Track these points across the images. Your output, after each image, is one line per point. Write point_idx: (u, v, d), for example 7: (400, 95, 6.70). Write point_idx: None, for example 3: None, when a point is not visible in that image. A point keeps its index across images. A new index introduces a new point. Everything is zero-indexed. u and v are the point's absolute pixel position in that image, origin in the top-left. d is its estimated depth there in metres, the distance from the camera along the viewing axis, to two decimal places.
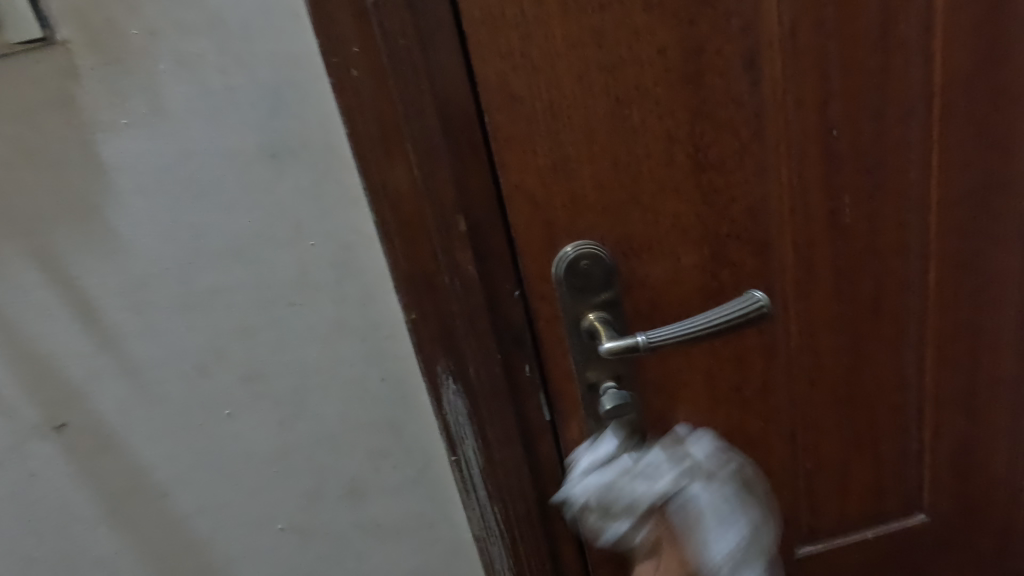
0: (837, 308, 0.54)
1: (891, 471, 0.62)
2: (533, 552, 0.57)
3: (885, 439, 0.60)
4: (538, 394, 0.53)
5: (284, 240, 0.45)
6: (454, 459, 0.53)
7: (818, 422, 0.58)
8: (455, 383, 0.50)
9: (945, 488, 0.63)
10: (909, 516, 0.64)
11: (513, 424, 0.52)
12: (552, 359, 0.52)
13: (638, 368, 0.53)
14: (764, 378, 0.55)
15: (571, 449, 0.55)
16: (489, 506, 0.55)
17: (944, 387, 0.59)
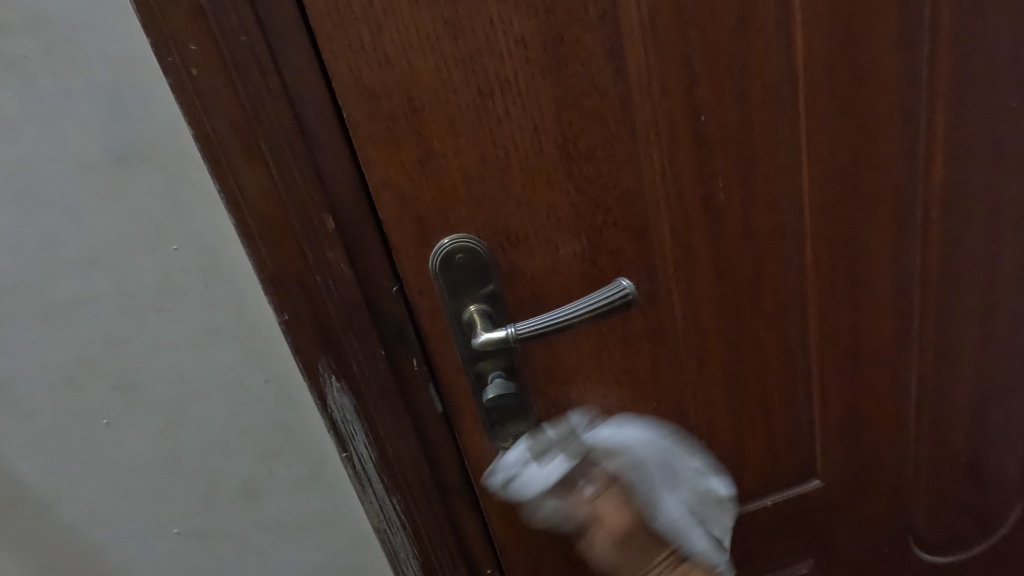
0: (719, 290, 0.56)
1: (784, 441, 0.65)
2: (437, 539, 0.58)
3: (776, 411, 0.63)
4: (428, 387, 0.53)
5: (144, 246, 0.45)
6: (346, 455, 0.53)
7: (710, 400, 0.60)
8: (339, 381, 0.50)
9: (837, 453, 0.67)
10: (804, 482, 0.68)
11: (404, 417, 0.53)
12: (439, 353, 0.52)
13: (526, 359, 0.54)
14: (653, 361, 0.57)
15: (468, 440, 0.56)
16: (387, 498, 0.55)
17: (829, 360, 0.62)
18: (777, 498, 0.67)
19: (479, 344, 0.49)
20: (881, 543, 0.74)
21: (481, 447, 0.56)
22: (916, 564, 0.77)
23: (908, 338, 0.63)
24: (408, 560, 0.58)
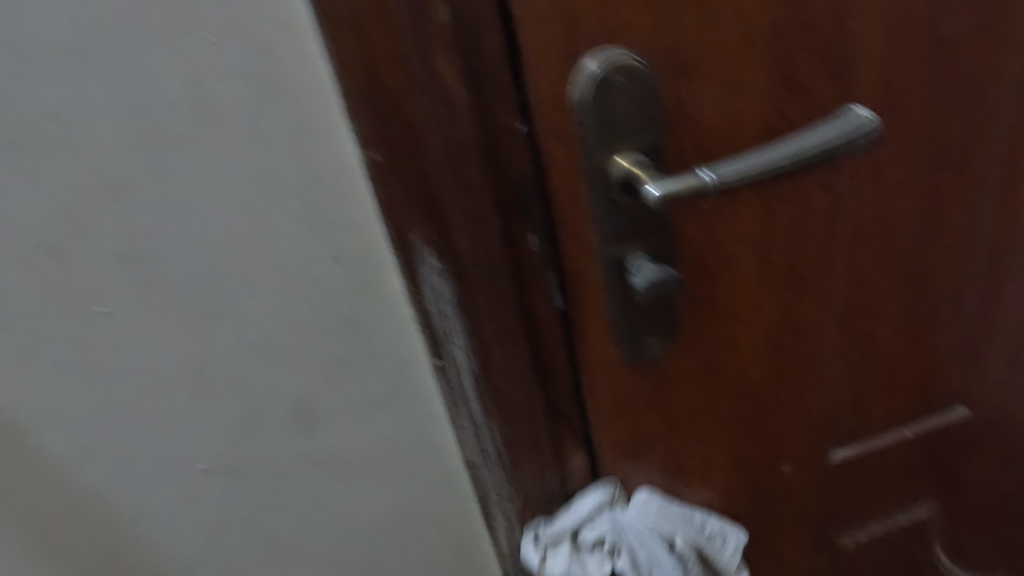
0: (914, 159, 0.44)
1: (941, 361, 0.54)
2: (538, 476, 0.46)
3: (939, 323, 0.52)
4: (547, 275, 0.40)
5: (161, 31, 0.29)
6: (438, 364, 0.40)
7: (875, 306, 0.48)
8: (439, 260, 0.36)
9: (989, 376, 0.57)
10: (949, 411, 0.57)
11: (515, 315, 0.40)
12: (568, 229, 0.39)
13: (676, 241, 0.41)
14: (824, 251, 0.45)
15: (591, 350, 0.43)
16: (486, 424, 0.42)
17: (1003, 259, 0.51)
18: (918, 431, 0.57)
19: (658, 202, 0.35)
20: (1007, 485, 0.66)
21: (604, 361, 0.43)
22: None
23: None
24: (500, 501, 0.46)
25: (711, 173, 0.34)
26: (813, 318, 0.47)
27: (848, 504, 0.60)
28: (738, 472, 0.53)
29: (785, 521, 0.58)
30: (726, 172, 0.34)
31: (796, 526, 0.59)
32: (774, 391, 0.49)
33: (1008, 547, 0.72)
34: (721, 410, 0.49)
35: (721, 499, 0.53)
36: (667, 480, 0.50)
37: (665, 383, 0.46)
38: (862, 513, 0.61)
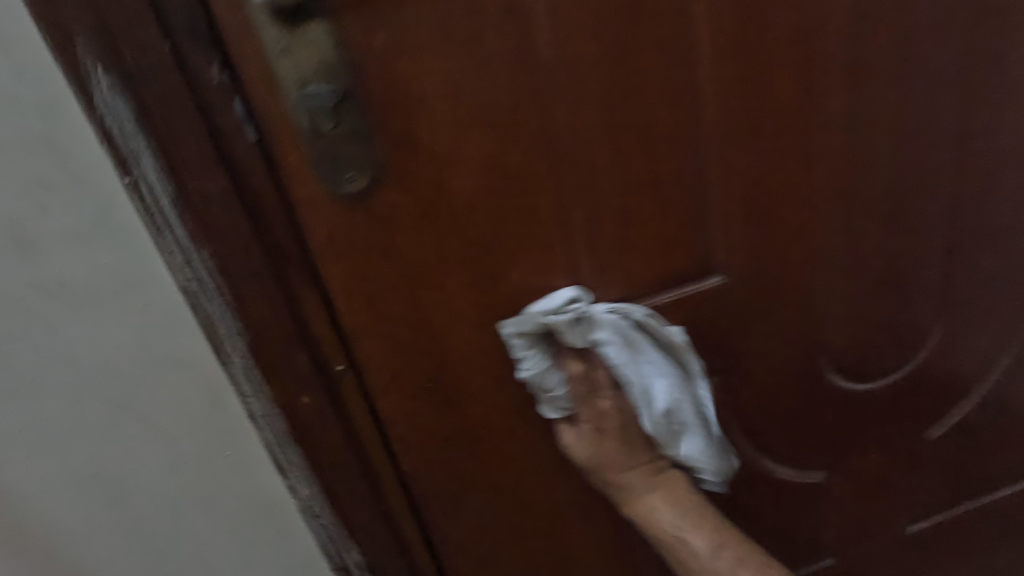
0: (592, 7, 0.47)
1: (681, 224, 0.57)
2: (266, 310, 0.50)
3: (667, 183, 0.55)
4: (232, 104, 0.44)
5: None
6: (131, 186, 0.43)
7: (589, 159, 0.52)
8: (109, 76, 0.40)
9: (740, 247, 0.60)
10: (704, 279, 0.61)
11: (205, 141, 0.44)
12: (243, 57, 0.43)
13: (356, 75, 0.44)
14: (517, 97, 0.48)
15: (294, 184, 0.47)
16: (195, 250, 0.46)
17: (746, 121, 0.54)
18: (674, 298, 0.60)
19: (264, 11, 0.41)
20: (791, 364, 0.69)
21: (310, 197, 0.48)
22: (829, 389, 0.72)
23: (814, 99, 0.55)
24: (230, 334, 0.50)
25: None
26: (522, 166, 0.51)
27: None
28: (485, 325, 0.56)
29: None
30: None
31: None
32: (501, 241, 0.53)
33: (813, 435, 0.74)
34: (451, 259, 0.53)
35: (473, 350, 0.57)
36: (409, 327, 0.54)
37: (382, 224, 0.50)
38: None
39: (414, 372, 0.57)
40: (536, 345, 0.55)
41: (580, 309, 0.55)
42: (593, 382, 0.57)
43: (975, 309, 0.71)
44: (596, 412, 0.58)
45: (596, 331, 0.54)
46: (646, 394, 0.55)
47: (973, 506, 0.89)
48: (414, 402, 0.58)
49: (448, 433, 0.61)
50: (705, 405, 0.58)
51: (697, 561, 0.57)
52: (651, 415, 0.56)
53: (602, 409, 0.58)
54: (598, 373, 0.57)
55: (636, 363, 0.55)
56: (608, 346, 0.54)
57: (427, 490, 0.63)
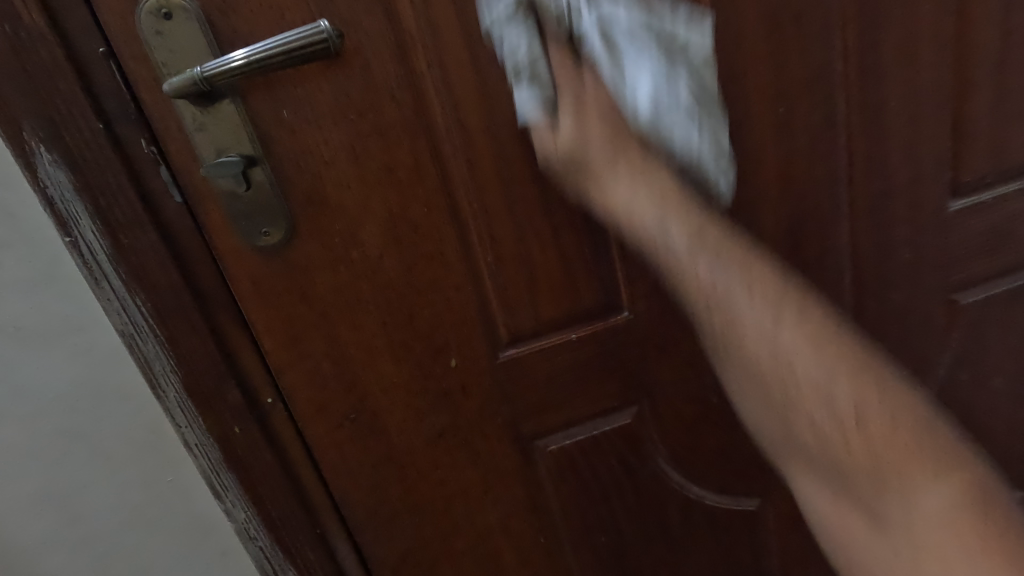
0: (477, 78, 0.53)
1: (581, 263, 0.62)
2: (197, 349, 0.56)
3: (564, 226, 0.60)
4: (159, 170, 0.51)
5: None
6: (71, 243, 0.50)
7: (488, 209, 0.58)
8: (52, 152, 0.47)
9: (643, 285, 0.64)
10: (612, 315, 0.65)
11: (137, 203, 0.50)
12: (167, 132, 0.50)
13: (268, 146, 0.52)
14: (415, 157, 0.55)
15: (217, 237, 0.54)
16: (131, 298, 0.53)
17: (635, 1, 0.49)
18: (583, 332, 0.65)
19: (170, 95, 0.47)
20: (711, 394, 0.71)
21: (233, 249, 0.54)
22: None
23: None
24: (164, 371, 0.56)
25: (202, 67, 0.47)
26: (425, 217, 0.57)
27: (538, 404, 0.67)
28: (402, 362, 0.61)
29: (473, 414, 0.66)
30: (211, 65, 0.46)
31: (486, 421, 0.66)
32: (412, 285, 0.59)
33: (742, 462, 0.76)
34: (366, 301, 0.58)
35: (392, 383, 0.62)
36: (332, 363, 0.60)
37: (299, 270, 0.56)
38: (557, 416, 0.68)
39: (337, 404, 0.62)
40: (549, 77, 0.50)
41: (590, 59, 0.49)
42: (595, 104, 0.50)
43: (892, 337, 0.75)
44: (610, 123, 0.49)
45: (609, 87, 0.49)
46: (670, 114, 0.51)
47: None
48: (341, 431, 0.63)
49: (375, 460, 0.65)
50: (713, 117, 0.55)
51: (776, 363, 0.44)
52: (665, 113, 0.51)
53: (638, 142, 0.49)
54: (604, 129, 0.49)
55: (633, 48, 0.49)
56: (619, 87, 0.49)
57: (359, 515, 0.67)
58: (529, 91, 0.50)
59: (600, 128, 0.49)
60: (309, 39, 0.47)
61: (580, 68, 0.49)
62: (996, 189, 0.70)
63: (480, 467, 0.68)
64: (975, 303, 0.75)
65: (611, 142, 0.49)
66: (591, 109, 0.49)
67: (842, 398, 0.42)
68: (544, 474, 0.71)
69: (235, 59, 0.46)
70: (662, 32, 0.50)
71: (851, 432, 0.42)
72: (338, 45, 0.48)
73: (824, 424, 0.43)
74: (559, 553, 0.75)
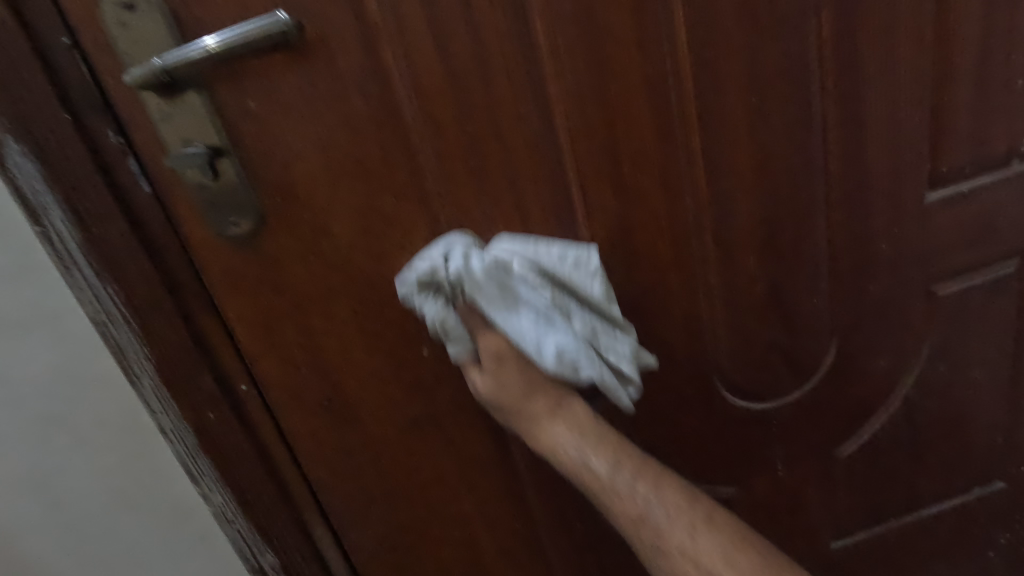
0: (444, 68, 0.53)
1: None
2: (171, 337, 0.56)
3: (535, 216, 0.60)
4: (129, 160, 0.51)
5: None
6: (42, 233, 0.51)
7: (458, 200, 0.58)
8: (19, 142, 0.48)
9: (615, 275, 0.64)
10: None
11: (107, 193, 0.51)
12: (134, 123, 0.50)
13: (235, 136, 0.52)
14: (383, 148, 0.55)
15: (188, 227, 0.54)
16: (103, 287, 0.53)
17: (523, 254, 0.55)
18: None
19: (132, 85, 0.48)
20: (684, 385, 0.72)
21: (203, 238, 0.55)
22: (728, 409, 0.75)
23: (670, 140, 0.60)
24: (139, 358, 0.56)
25: (162, 57, 0.47)
26: (395, 208, 0.57)
27: None
28: (374, 350, 0.62)
29: (447, 403, 0.66)
30: (171, 56, 0.47)
31: (460, 411, 0.67)
32: (383, 275, 0.59)
33: (717, 450, 0.77)
34: (337, 290, 0.59)
35: (365, 371, 0.63)
36: (306, 352, 0.61)
37: (270, 260, 0.56)
38: None
39: (312, 392, 0.63)
40: (427, 293, 0.55)
41: (455, 265, 0.53)
42: (481, 317, 0.56)
43: (869, 328, 0.75)
44: (495, 352, 0.56)
45: (474, 286, 0.53)
46: (541, 336, 0.55)
47: (899, 523, 0.91)
48: (315, 419, 0.64)
49: (350, 448, 0.66)
50: (614, 339, 0.59)
51: (597, 483, 0.56)
52: (547, 356, 0.55)
53: (505, 350, 0.57)
54: (494, 338, 0.56)
55: (534, 317, 0.55)
56: (488, 292, 0.54)
57: (335, 500, 0.68)
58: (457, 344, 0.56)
59: (499, 393, 0.57)
60: (269, 30, 0.48)
61: (464, 301, 0.55)
62: (976, 180, 0.70)
63: (456, 455, 0.69)
64: (953, 293, 0.75)
65: (492, 373, 0.57)
66: (488, 364, 0.57)
67: (671, 533, 0.54)
68: (520, 461, 0.71)
69: (195, 49, 0.47)
70: (555, 273, 0.56)
71: (672, 541, 0.54)
72: (298, 36, 0.50)
73: (636, 501, 0.55)
74: (536, 539, 0.76)
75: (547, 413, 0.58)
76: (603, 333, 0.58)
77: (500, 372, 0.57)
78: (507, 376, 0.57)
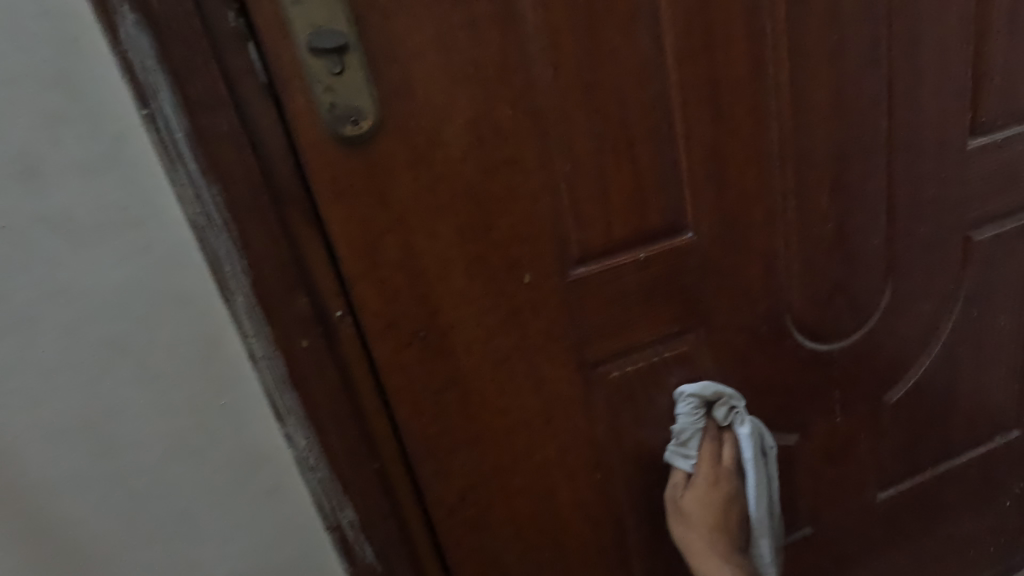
0: None
1: (652, 178, 0.63)
2: (269, 248, 0.52)
3: (638, 138, 0.61)
4: (245, 45, 0.48)
5: None
6: (146, 115, 0.47)
7: (568, 116, 0.58)
8: (133, 12, 0.44)
9: (706, 204, 0.65)
10: (676, 236, 0.66)
11: (221, 81, 0.47)
12: (258, 6, 0.47)
13: (360, 30, 0.50)
14: (503, 55, 0.54)
15: (300, 127, 0.51)
16: (205, 185, 0.49)
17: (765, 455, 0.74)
18: (650, 253, 0.65)
19: None
20: (760, 322, 0.73)
21: (315, 139, 0.51)
22: (796, 350, 0.76)
23: (762, 71, 0.63)
24: (233, 270, 0.52)
25: None
26: (509, 119, 0.56)
27: (603, 328, 0.66)
28: (476, 275, 0.59)
29: (540, 336, 0.64)
30: None
31: (552, 345, 0.65)
32: (490, 191, 0.57)
33: (782, 394, 0.78)
34: (445, 205, 0.57)
35: (464, 297, 0.60)
36: (406, 273, 0.57)
37: (381, 170, 0.54)
38: (619, 340, 0.67)
39: (408, 320, 0.59)
40: (701, 407, 0.72)
41: (736, 405, 0.73)
42: (718, 452, 0.74)
43: (921, 270, 0.79)
44: (708, 476, 0.73)
45: (740, 428, 0.72)
46: (758, 499, 0.73)
47: (935, 472, 0.94)
48: (408, 351, 0.60)
49: (440, 385, 0.62)
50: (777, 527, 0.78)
51: (708, 473, 0.73)
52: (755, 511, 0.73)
53: (713, 474, 0.73)
54: (713, 447, 0.74)
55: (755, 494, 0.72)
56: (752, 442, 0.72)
57: (419, 447, 0.64)
58: (683, 457, 0.73)
59: (699, 504, 0.72)
60: None
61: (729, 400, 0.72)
62: (1007, 131, 0.76)
63: (544, 395, 0.66)
64: (988, 241, 0.81)
65: (704, 480, 0.73)
66: (700, 482, 0.73)
67: (686, 507, 0.72)
68: (604, 402, 0.69)
69: None
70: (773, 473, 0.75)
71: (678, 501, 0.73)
72: None
73: (699, 485, 0.72)
74: (612, 490, 0.74)
75: (700, 511, 0.72)
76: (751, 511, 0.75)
77: (711, 463, 0.73)
78: (716, 488, 0.73)
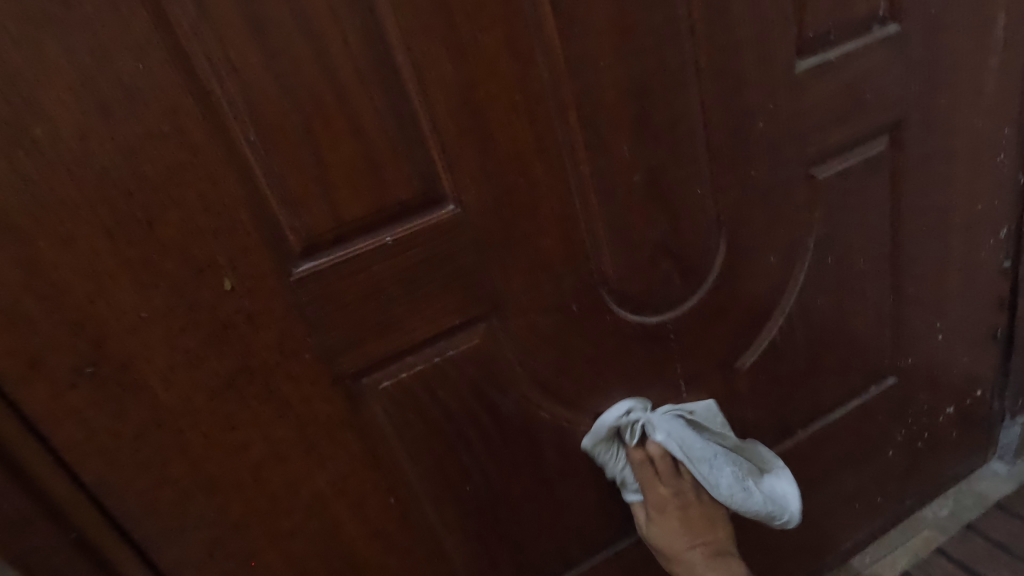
0: None
1: (382, 140, 0.49)
2: None
3: (350, 88, 0.47)
4: None
5: None
6: None
7: (232, 65, 0.43)
8: None
9: (467, 166, 0.52)
10: (434, 211, 0.53)
11: None
12: None
13: None
14: None
15: None
16: None
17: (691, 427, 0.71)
18: (401, 235, 0.52)
19: None
20: (569, 301, 0.62)
21: None
22: (620, 326, 0.65)
23: None
24: None
25: None
26: (138, 77, 0.41)
27: (358, 331, 0.53)
28: (150, 289, 0.46)
29: (272, 354, 0.51)
30: None
31: (291, 361, 0.52)
32: (138, 177, 0.43)
33: (616, 376, 0.68)
34: (72, 203, 0.42)
35: (142, 319, 0.46)
36: (38, 298, 0.43)
37: None
38: (383, 345, 0.55)
39: (63, 357, 0.45)
40: (609, 438, 0.69)
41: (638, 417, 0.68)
42: (655, 472, 0.70)
43: (759, 219, 0.69)
44: (663, 502, 0.70)
45: (654, 436, 0.68)
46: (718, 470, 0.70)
47: (807, 434, 0.87)
48: (75, 396, 0.46)
49: (140, 430, 0.49)
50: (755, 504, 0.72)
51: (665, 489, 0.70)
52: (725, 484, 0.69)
53: (664, 495, 0.70)
54: (648, 467, 0.70)
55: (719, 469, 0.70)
56: (670, 440, 0.68)
57: (130, 506, 0.51)
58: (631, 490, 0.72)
59: (667, 534, 0.71)
60: None
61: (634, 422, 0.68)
62: (840, 47, 0.66)
63: (294, 421, 0.54)
64: (833, 178, 0.71)
65: (656, 511, 0.71)
66: (655, 514, 0.71)
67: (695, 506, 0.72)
68: (380, 419, 0.57)
69: None
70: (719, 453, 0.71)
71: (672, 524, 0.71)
72: None
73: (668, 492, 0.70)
74: (416, 515, 0.63)
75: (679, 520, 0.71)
76: (757, 489, 0.72)
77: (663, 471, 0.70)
78: (671, 513, 0.71)
